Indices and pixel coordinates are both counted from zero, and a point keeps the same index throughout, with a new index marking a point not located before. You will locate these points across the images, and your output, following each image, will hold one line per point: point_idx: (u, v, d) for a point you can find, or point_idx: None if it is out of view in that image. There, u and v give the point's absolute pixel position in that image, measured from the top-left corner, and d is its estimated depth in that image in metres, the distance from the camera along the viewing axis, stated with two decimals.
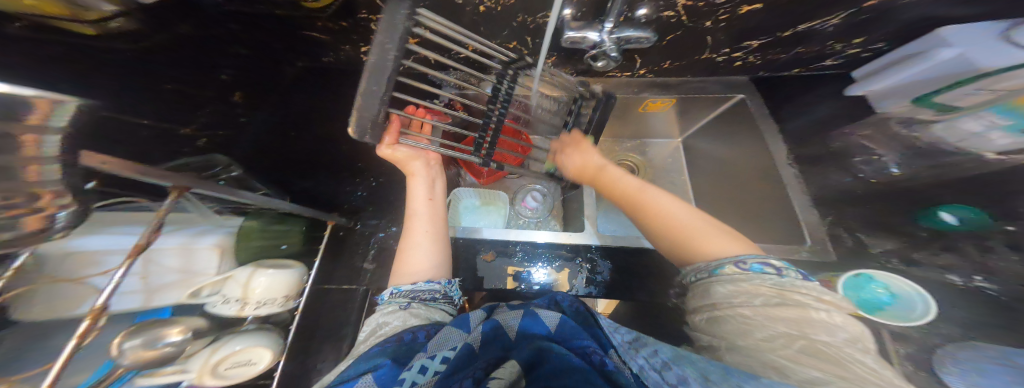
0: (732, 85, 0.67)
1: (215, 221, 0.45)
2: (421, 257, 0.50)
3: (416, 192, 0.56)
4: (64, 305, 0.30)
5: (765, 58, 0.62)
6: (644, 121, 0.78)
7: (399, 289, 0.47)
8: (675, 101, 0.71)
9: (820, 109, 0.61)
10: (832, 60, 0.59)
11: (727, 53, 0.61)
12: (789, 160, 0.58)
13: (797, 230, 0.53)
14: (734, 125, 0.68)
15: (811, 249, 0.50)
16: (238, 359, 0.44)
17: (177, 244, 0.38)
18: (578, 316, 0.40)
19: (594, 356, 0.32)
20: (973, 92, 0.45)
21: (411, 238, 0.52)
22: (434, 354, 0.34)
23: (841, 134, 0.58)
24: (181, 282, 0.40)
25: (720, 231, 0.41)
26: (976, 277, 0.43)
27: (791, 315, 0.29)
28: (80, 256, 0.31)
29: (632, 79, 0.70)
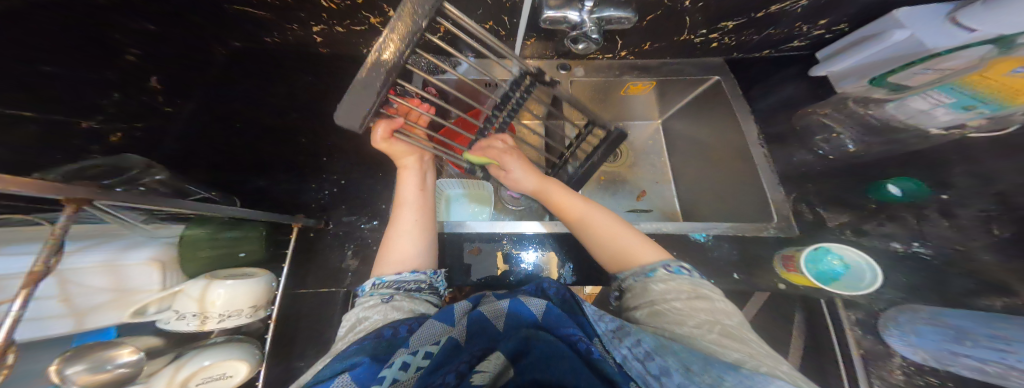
0: (709, 67, 0.68)
1: (146, 232, 0.40)
2: (407, 246, 0.48)
3: (407, 184, 0.54)
4: None
5: (740, 39, 0.62)
6: (625, 105, 0.78)
7: (383, 280, 0.45)
8: (654, 84, 0.71)
9: (789, 89, 0.64)
10: (799, 42, 0.62)
11: (705, 35, 0.61)
12: (760, 140, 0.60)
13: (765, 208, 0.56)
14: (709, 107, 0.69)
15: (778, 227, 0.52)
16: (210, 374, 0.41)
17: (100, 261, 0.34)
18: (562, 304, 0.41)
19: (580, 344, 0.33)
20: (922, 72, 0.47)
21: (400, 228, 0.50)
22: (416, 349, 0.34)
23: (804, 114, 0.60)
24: (116, 301, 0.35)
25: (644, 239, 0.45)
26: (914, 243, 0.46)
27: (707, 306, 0.34)
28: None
29: (614, 61, 0.69)
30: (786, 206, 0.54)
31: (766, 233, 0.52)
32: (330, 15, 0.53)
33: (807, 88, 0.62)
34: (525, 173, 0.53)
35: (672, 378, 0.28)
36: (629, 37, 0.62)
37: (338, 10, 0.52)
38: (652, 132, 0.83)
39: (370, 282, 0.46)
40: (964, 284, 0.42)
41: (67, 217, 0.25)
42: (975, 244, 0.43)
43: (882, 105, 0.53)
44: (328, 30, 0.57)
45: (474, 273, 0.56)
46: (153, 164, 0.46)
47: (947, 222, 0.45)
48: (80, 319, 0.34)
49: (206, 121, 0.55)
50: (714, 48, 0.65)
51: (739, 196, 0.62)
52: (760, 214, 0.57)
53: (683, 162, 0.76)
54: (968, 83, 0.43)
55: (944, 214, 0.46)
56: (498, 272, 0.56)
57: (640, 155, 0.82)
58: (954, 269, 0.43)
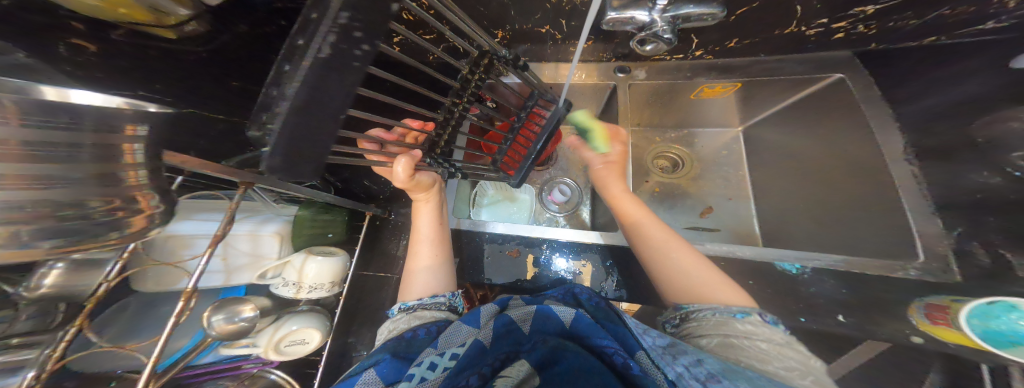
0: (825, 63, 0.56)
1: (275, 210, 0.48)
2: (426, 277, 0.50)
3: (422, 217, 0.53)
4: (166, 279, 0.39)
5: (883, 26, 0.49)
6: (696, 109, 0.70)
7: (407, 305, 0.46)
8: (739, 86, 0.62)
9: None
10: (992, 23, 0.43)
11: (823, 25, 0.51)
12: (906, 155, 0.46)
13: (903, 240, 0.43)
14: (821, 113, 0.57)
15: (923, 268, 0.40)
16: (294, 338, 0.48)
17: (247, 230, 0.43)
18: (598, 312, 0.42)
19: (617, 358, 0.33)
20: None
21: (421, 265, 0.51)
22: (443, 351, 0.36)
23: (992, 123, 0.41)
24: (250, 265, 0.45)
25: (718, 277, 0.45)
26: None
27: (797, 356, 0.33)
28: (176, 239, 0.37)
29: (685, 62, 0.63)
30: (944, 243, 0.40)
31: (902, 274, 0.41)
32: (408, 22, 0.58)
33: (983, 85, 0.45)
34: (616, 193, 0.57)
35: None
36: (707, 33, 0.55)
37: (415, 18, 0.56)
38: (730, 140, 0.73)
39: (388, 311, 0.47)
40: None
41: (241, 195, 0.34)
42: None
43: None
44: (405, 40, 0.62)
45: (497, 277, 0.59)
46: None
47: None
48: (228, 276, 0.43)
49: None
50: (838, 40, 0.53)
51: (861, 223, 0.49)
52: (893, 248, 0.45)
53: (772, 176, 0.65)
54: None
55: None
56: (528, 278, 0.58)
57: (710, 166, 0.73)
58: None
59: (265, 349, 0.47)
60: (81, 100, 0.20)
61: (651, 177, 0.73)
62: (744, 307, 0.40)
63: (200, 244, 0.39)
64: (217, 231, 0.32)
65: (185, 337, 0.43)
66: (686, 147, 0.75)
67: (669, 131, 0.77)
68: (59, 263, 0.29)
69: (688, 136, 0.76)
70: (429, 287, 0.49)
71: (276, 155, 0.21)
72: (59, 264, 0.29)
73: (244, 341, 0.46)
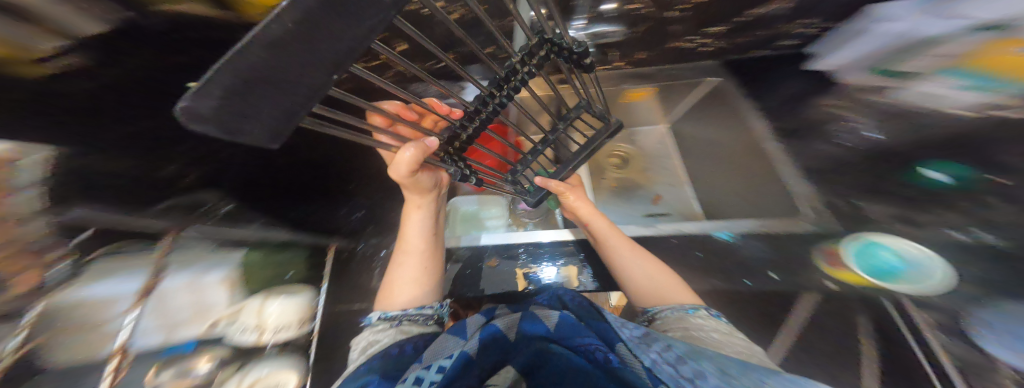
0: (709, 69, 0.69)
1: (217, 260, 0.41)
2: (411, 290, 0.51)
3: (412, 226, 0.52)
4: (87, 349, 0.28)
5: (732, 41, 0.65)
6: (628, 112, 0.79)
7: (387, 315, 0.48)
8: (656, 89, 0.73)
9: (793, 84, 0.65)
10: (791, 40, 0.64)
11: (694, 40, 0.64)
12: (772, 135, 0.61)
13: (792, 202, 0.55)
14: (716, 108, 0.70)
15: (815, 220, 0.50)
16: (267, 383, 0.42)
17: (187, 281, 0.37)
18: (580, 310, 0.44)
19: (598, 354, 0.38)
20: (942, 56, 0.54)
21: (405, 276, 0.51)
22: (429, 364, 0.36)
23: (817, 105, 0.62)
24: (194, 317, 0.37)
25: (673, 279, 0.50)
26: (971, 228, 0.46)
27: (742, 342, 0.41)
28: (89, 305, 0.28)
29: (612, 71, 0.71)
30: (818, 200, 0.52)
31: (803, 229, 0.50)
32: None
33: (802, 84, 0.64)
34: (601, 225, 0.56)
35: (707, 379, 0.29)
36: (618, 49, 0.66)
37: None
38: (661, 136, 0.83)
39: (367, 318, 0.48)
40: None
41: (169, 241, 0.35)
42: None
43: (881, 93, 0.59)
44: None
45: (489, 289, 0.59)
46: (228, 195, 0.41)
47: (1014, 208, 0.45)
48: (169, 332, 0.35)
49: None
50: (707, 52, 0.68)
51: (768, 192, 0.59)
52: (786, 210, 0.56)
53: (697, 162, 0.76)
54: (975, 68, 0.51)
55: (1007, 200, 0.45)
56: (518, 290, 0.58)
57: (650, 160, 0.82)
58: None
59: None
60: None
61: (606, 175, 0.81)
62: (694, 305, 0.47)
63: (126, 302, 0.31)
64: (148, 281, 0.33)
65: None
66: (628, 145, 0.84)
67: None
68: None
69: (629, 135, 0.84)
70: (413, 298, 0.50)
71: (207, 106, 0.15)
72: None
73: None
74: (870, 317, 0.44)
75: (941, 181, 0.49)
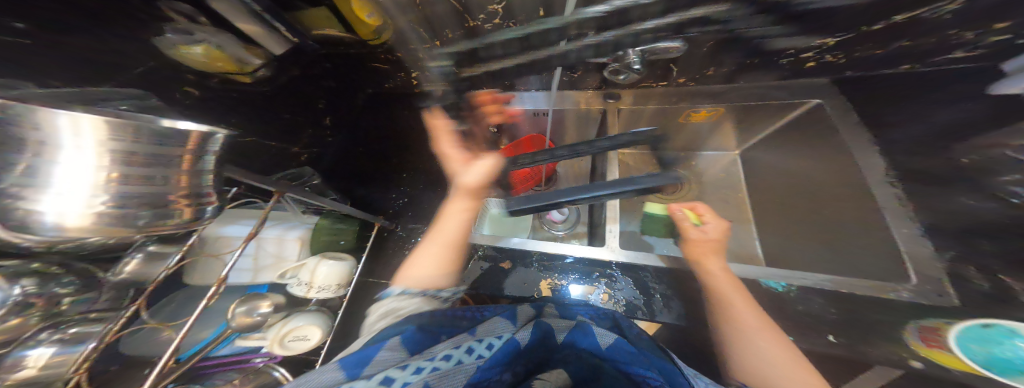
0: (806, 90, 0.60)
1: (302, 219, 0.58)
2: (425, 264, 0.51)
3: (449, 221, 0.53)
4: (205, 276, 0.48)
5: (851, 55, 0.54)
6: (691, 133, 0.74)
7: (407, 291, 0.47)
8: (723, 110, 0.66)
9: (939, 113, 0.50)
10: (961, 52, 0.47)
11: (794, 55, 0.56)
12: (889, 179, 0.48)
13: (898, 268, 0.43)
14: (803, 136, 0.61)
15: (914, 290, 0.39)
16: (299, 334, 0.51)
17: (275, 235, 0.53)
18: (641, 342, 0.39)
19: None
20: None
21: (420, 260, 0.51)
22: (482, 338, 0.37)
23: (978, 145, 0.44)
24: (274, 265, 0.53)
25: (795, 362, 0.40)
26: None
27: None
28: (223, 238, 0.47)
29: (669, 88, 0.68)
30: (935, 267, 0.40)
31: (895, 294, 0.39)
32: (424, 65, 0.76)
33: (956, 109, 0.48)
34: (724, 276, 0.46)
35: None
36: (686, 62, 0.62)
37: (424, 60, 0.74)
38: (727, 164, 0.77)
39: (400, 289, 0.47)
40: None
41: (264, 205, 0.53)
42: None
43: None
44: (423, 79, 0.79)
45: (508, 289, 0.54)
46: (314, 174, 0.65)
47: None
48: (254, 275, 0.53)
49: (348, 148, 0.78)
50: (811, 68, 0.59)
51: (869, 250, 0.48)
52: (888, 273, 0.44)
53: (772, 197, 0.66)
54: None
55: None
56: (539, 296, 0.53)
57: (709, 189, 0.75)
58: None
59: (271, 342, 0.50)
60: (186, 126, 0.28)
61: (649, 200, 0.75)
62: None
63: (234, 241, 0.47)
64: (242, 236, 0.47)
65: (208, 327, 0.49)
66: (685, 170, 0.78)
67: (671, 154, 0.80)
68: (138, 253, 0.39)
69: (687, 158, 0.79)
70: (426, 279, 0.49)
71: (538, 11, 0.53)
72: (138, 254, 0.39)
73: (257, 334, 0.51)
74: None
75: None
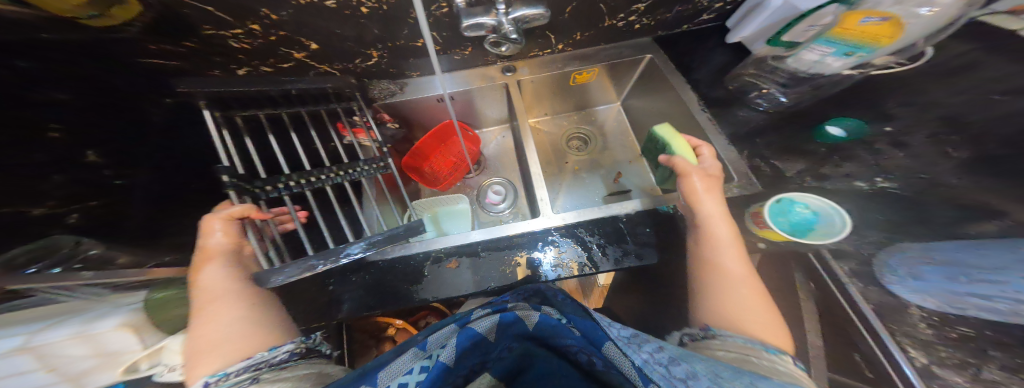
0: (642, 47, 0.71)
1: (112, 303, 0.41)
2: (227, 333, 0.39)
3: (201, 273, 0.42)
4: None
5: (656, 18, 0.65)
6: (580, 93, 0.81)
7: (223, 374, 0.35)
8: (599, 69, 0.73)
9: (715, 58, 0.68)
10: (708, 15, 0.66)
11: (624, 19, 0.64)
12: (702, 106, 0.63)
13: (724, 169, 0.57)
14: (650, 84, 0.74)
15: (740, 185, 0.54)
16: None
17: (71, 334, 0.36)
18: (566, 307, 0.43)
19: (583, 355, 0.40)
20: (810, 28, 0.54)
21: (226, 332, 0.39)
22: (389, 385, 0.33)
23: (734, 77, 0.66)
24: (103, 365, 0.39)
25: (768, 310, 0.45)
26: (879, 179, 0.51)
27: (761, 365, 0.36)
28: None
29: (555, 55, 0.72)
30: (743, 164, 0.56)
31: (730, 193, 0.54)
32: (248, 55, 0.52)
33: (724, 56, 0.68)
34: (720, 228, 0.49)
35: (700, 379, 0.29)
36: (559, 29, 0.64)
37: (257, 49, 0.51)
38: (616, 114, 0.87)
39: (205, 382, 0.34)
40: (947, 213, 0.44)
41: None
42: (940, 169, 0.46)
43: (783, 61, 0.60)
44: (254, 71, 0.56)
45: (483, 283, 0.53)
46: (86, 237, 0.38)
47: (902, 153, 0.50)
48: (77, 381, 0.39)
49: (164, 182, 0.45)
50: (639, 29, 0.68)
51: (702, 164, 0.63)
52: (719, 177, 0.59)
53: (646, 136, 0.80)
54: (835, 36, 0.49)
55: (897, 145, 0.51)
56: (519, 279, 0.53)
57: (606, 139, 0.86)
58: (937, 195, 0.45)
59: None
60: None
61: (567, 158, 0.84)
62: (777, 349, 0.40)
63: None
64: None
65: None
66: (589, 125, 0.87)
67: (569, 115, 0.88)
68: None
69: (587, 116, 0.88)
70: (237, 352, 0.38)
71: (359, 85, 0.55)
72: None
73: None
74: (801, 269, 0.52)
75: (839, 136, 0.56)
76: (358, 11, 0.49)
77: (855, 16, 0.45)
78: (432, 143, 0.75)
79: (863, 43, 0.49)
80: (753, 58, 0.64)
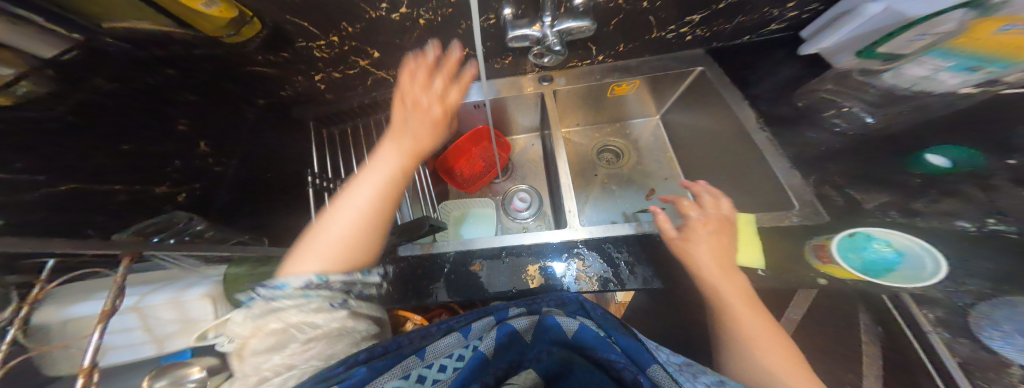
0: (692, 59, 0.67)
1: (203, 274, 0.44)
2: (337, 227, 0.42)
3: (380, 170, 0.47)
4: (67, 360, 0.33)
5: (712, 30, 0.61)
6: (619, 104, 0.78)
7: (321, 279, 0.36)
8: (640, 82, 0.70)
9: (786, 69, 0.63)
10: (778, 24, 0.62)
11: (674, 30, 0.61)
12: (760, 124, 0.58)
13: (783, 196, 0.52)
14: (696, 96, 0.69)
15: (801, 214, 0.49)
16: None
17: (166, 299, 0.38)
18: (607, 325, 0.43)
19: (626, 373, 0.33)
20: (916, 38, 0.48)
21: (354, 224, 0.42)
22: (431, 362, 0.33)
23: (809, 91, 0.60)
24: (183, 330, 0.40)
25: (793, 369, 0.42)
26: (988, 219, 0.42)
27: None
28: (74, 323, 0.32)
29: (594, 66, 0.70)
30: (808, 192, 0.50)
31: (788, 222, 0.49)
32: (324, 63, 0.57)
33: (797, 66, 0.62)
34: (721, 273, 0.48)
35: None
36: (602, 41, 0.63)
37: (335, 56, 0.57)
38: (653, 128, 0.83)
39: (312, 280, 0.35)
40: None
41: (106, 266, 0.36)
42: None
43: (877, 75, 0.56)
44: (327, 77, 0.61)
45: (503, 286, 0.53)
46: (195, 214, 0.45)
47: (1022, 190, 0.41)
48: (160, 345, 0.40)
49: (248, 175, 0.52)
50: (689, 41, 0.64)
51: (756, 187, 0.58)
52: (777, 203, 0.53)
53: (691, 152, 0.74)
54: (958, 46, 0.45)
55: (1016, 181, 0.42)
56: (535, 287, 0.52)
57: (645, 153, 0.82)
58: None
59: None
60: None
61: (597, 171, 0.81)
62: None
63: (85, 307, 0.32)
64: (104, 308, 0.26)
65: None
66: (623, 139, 0.84)
67: (606, 126, 0.85)
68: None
69: (621, 129, 0.85)
70: (343, 259, 0.40)
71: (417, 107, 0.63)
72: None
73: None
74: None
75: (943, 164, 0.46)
76: (417, 23, 0.53)
77: (1000, 22, 0.42)
78: (461, 149, 0.76)
79: (990, 54, 0.44)
80: (835, 72, 0.60)
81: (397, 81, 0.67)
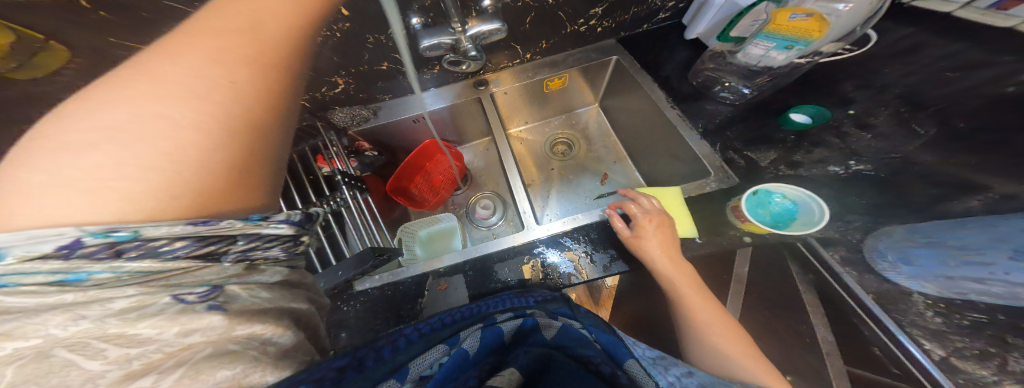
0: (607, 49, 0.72)
1: None
2: (98, 164, 0.20)
3: (202, 46, 0.26)
4: None
5: (616, 20, 0.67)
6: (555, 99, 0.82)
7: (122, 234, 0.20)
8: (570, 74, 0.75)
9: (679, 53, 0.69)
10: (664, 13, 0.69)
11: (584, 23, 0.65)
12: (671, 103, 0.64)
13: (700, 164, 0.58)
14: (618, 82, 0.75)
15: (717, 179, 0.55)
16: None
17: None
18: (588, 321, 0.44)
19: (606, 368, 0.34)
20: (752, 23, 0.57)
21: (147, 127, 0.22)
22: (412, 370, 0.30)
23: (699, 70, 0.66)
24: None
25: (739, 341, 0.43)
26: (852, 162, 0.50)
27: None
28: None
29: (524, 64, 0.74)
30: (716, 157, 0.56)
31: (708, 188, 0.55)
32: None
33: (687, 51, 0.69)
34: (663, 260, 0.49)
35: None
36: (522, 41, 0.66)
37: None
38: (596, 116, 0.88)
39: (76, 237, 0.19)
40: (928, 192, 0.42)
41: None
42: (910, 148, 0.46)
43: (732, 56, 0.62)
44: None
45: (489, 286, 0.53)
46: None
47: (868, 135, 0.51)
48: None
49: None
50: (601, 32, 0.70)
51: (679, 159, 0.63)
52: (697, 172, 0.59)
53: (626, 136, 0.80)
54: (771, 31, 0.51)
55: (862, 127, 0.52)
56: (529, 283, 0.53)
57: (589, 142, 0.87)
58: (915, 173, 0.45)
59: None
60: None
61: (553, 164, 0.84)
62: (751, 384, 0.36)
63: None
64: None
65: None
66: (571, 128, 0.88)
67: (555, 119, 0.88)
68: None
69: (569, 119, 0.88)
70: (156, 189, 0.21)
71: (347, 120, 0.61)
72: None
73: None
74: (794, 260, 0.47)
75: (805, 122, 0.56)
76: None
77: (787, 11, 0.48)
78: (415, 164, 0.76)
79: (800, 37, 0.51)
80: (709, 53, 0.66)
81: (315, 105, 0.65)
